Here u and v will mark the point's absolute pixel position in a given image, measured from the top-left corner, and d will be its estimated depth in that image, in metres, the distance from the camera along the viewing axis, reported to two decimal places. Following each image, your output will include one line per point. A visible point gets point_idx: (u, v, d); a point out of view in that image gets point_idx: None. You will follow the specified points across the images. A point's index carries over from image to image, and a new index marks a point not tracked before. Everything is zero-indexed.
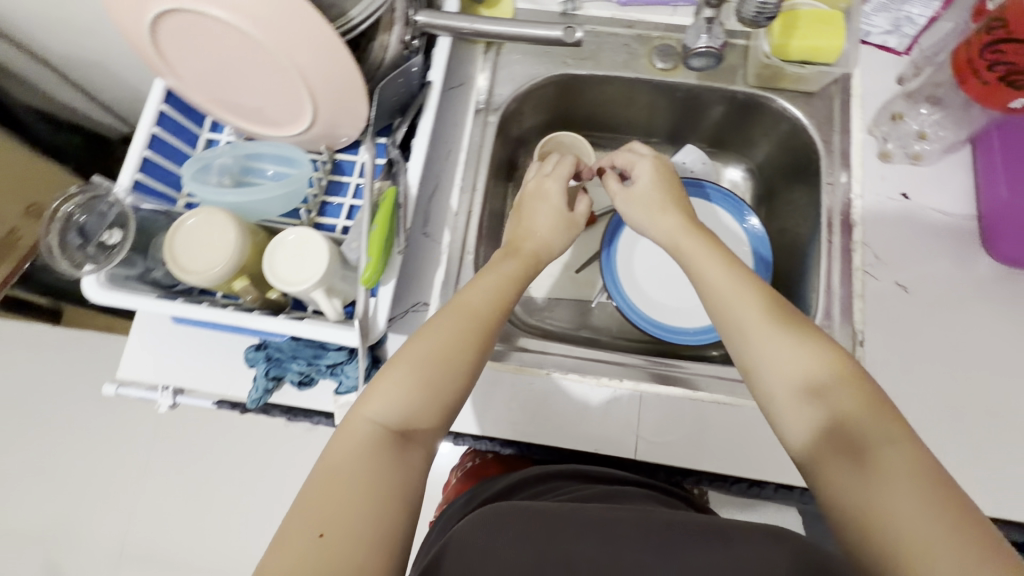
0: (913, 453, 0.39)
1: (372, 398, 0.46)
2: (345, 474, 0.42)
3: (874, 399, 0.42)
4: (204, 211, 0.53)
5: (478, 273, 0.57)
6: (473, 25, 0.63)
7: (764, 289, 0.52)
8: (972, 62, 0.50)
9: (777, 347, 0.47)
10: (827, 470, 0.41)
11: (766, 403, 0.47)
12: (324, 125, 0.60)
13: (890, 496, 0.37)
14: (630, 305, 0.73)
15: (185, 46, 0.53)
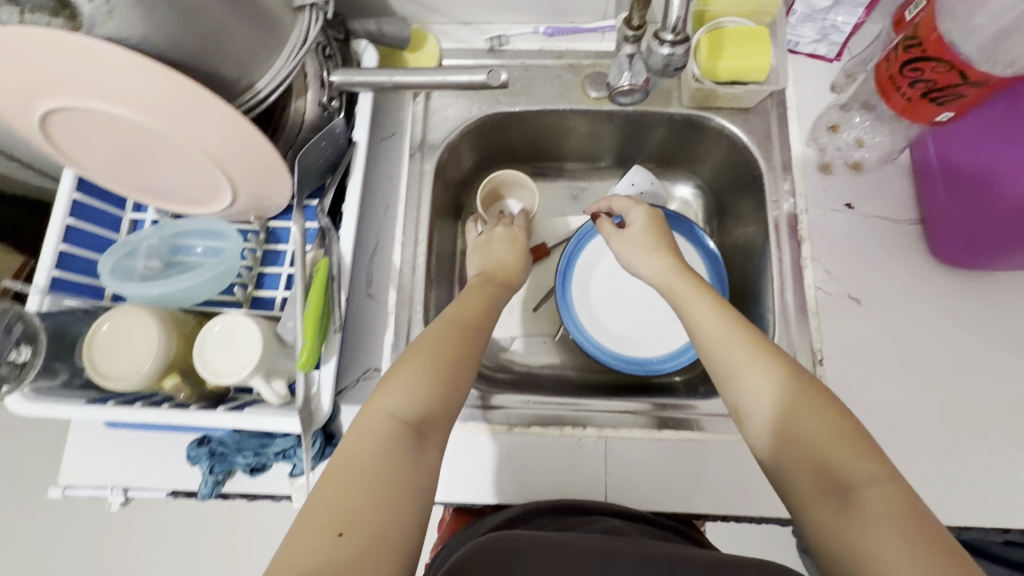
0: (893, 492, 0.40)
1: (389, 395, 0.47)
2: (370, 471, 0.43)
3: (857, 437, 0.43)
4: (120, 310, 0.50)
5: (458, 298, 0.60)
6: (391, 77, 0.59)
7: (749, 327, 0.50)
8: (893, 79, 0.51)
9: (763, 389, 0.46)
10: (817, 511, 0.42)
11: (754, 441, 0.47)
12: (247, 199, 0.57)
13: (875, 536, 0.38)
14: (589, 340, 0.71)
15: (83, 138, 0.50)
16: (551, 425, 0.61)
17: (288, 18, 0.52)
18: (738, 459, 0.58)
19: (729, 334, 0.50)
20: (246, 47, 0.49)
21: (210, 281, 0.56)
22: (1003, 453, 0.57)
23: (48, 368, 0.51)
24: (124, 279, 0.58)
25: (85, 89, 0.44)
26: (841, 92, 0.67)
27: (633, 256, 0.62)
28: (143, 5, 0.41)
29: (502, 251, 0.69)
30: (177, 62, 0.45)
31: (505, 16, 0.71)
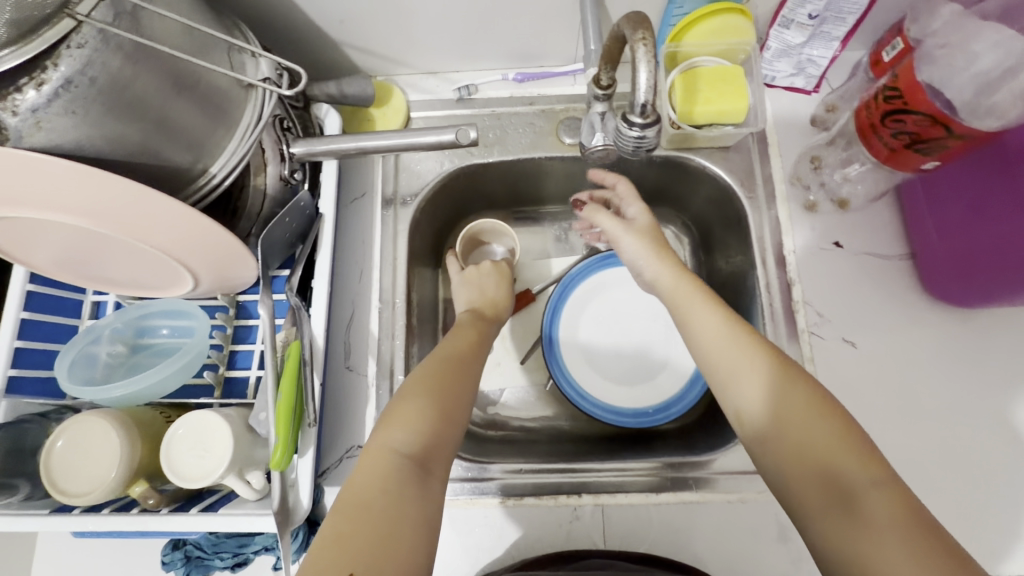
0: (898, 500, 0.38)
1: (391, 428, 0.46)
2: (375, 501, 0.41)
3: (863, 444, 0.41)
4: (72, 423, 0.48)
5: (453, 330, 0.59)
6: (355, 144, 0.56)
7: (752, 331, 0.49)
8: (875, 126, 0.50)
9: (767, 394, 0.45)
10: (824, 519, 0.40)
11: (756, 447, 0.45)
12: (211, 282, 0.54)
13: (885, 546, 0.36)
14: (578, 391, 0.68)
15: (27, 239, 0.47)
16: (547, 494, 0.58)
17: (240, 94, 0.49)
18: (741, 519, 0.56)
19: (733, 341, 0.48)
20: (196, 131, 0.46)
21: (178, 372, 0.53)
22: (1013, 498, 0.55)
23: (8, 484, 0.49)
24: (87, 369, 0.55)
25: (20, 200, 0.41)
26: (823, 125, 0.65)
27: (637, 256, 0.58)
28: (74, 111, 0.38)
29: (490, 286, 0.66)
30: (120, 160, 0.42)
31: (472, 65, 0.69)
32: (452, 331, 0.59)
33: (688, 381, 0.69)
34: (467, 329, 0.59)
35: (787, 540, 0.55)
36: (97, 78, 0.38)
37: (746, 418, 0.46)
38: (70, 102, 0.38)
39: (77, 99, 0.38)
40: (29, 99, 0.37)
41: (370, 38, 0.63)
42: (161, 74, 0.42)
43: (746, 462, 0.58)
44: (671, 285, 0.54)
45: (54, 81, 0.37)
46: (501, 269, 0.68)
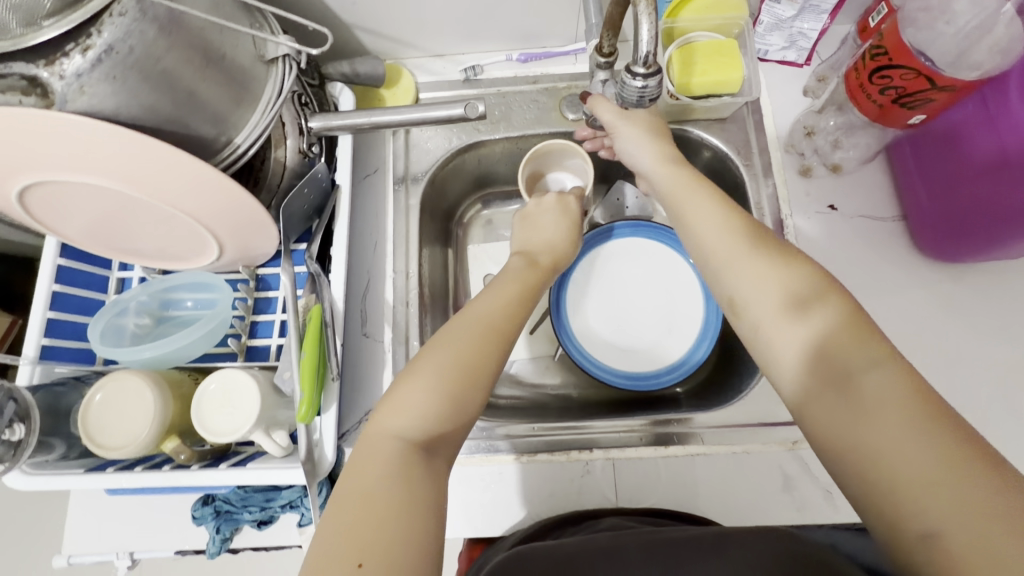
0: (899, 381, 0.38)
1: (395, 413, 0.43)
2: (377, 491, 0.39)
3: (865, 329, 0.41)
4: (109, 380, 0.50)
5: (491, 284, 0.55)
6: (368, 118, 0.59)
7: (764, 232, 0.48)
8: (863, 87, 0.53)
9: (761, 282, 0.45)
10: (813, 406, 0.41)
11: (751, 337, 0.46)
12: (234, 252, 0.57)
13: (881, 434, 0.36)
14: (579, 351, 0.71)
15: (63, 207, 0.50)
16: (557, 451, 0.60)
17: (262, 71, 0.51)
18: (746, 470, 0.58)
19: (732, 234, 0.49)
20: (220, 106, 0.48)
21: (202, 338, 0.55)
22: (1008, 442, 0.57)
23: (47, 442, 0.51)
24: (116, 340, 0.57)
25: (61, 162, 0.43)
26: (814, 95, 0.68)
27: (636, 145, 0.59)
28: (113, 77, 0.41)
29: (548, 226, 0.63)
30: (151, 129, 0.45)
31: (477, 46, 0.72)
32: (489, 285, 0.55)
33: (674, 365, 0.71)
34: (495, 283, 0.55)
35: (791, 489, 0.57)
36: (134, 49, 0.41)
37: (739, 304, 0.47)
38: (111, 68, 0.40)
39: (117, 66, 0.40)
40: (74, 63, 0.39)
41: (380, 21, 0.66)
42: (192, 46, 0.44)
43: (750, 416, 0.60)
44: (672, 181, 0.55)
45: (97, 48, 0.39)
46: (565, 208, 0.65)
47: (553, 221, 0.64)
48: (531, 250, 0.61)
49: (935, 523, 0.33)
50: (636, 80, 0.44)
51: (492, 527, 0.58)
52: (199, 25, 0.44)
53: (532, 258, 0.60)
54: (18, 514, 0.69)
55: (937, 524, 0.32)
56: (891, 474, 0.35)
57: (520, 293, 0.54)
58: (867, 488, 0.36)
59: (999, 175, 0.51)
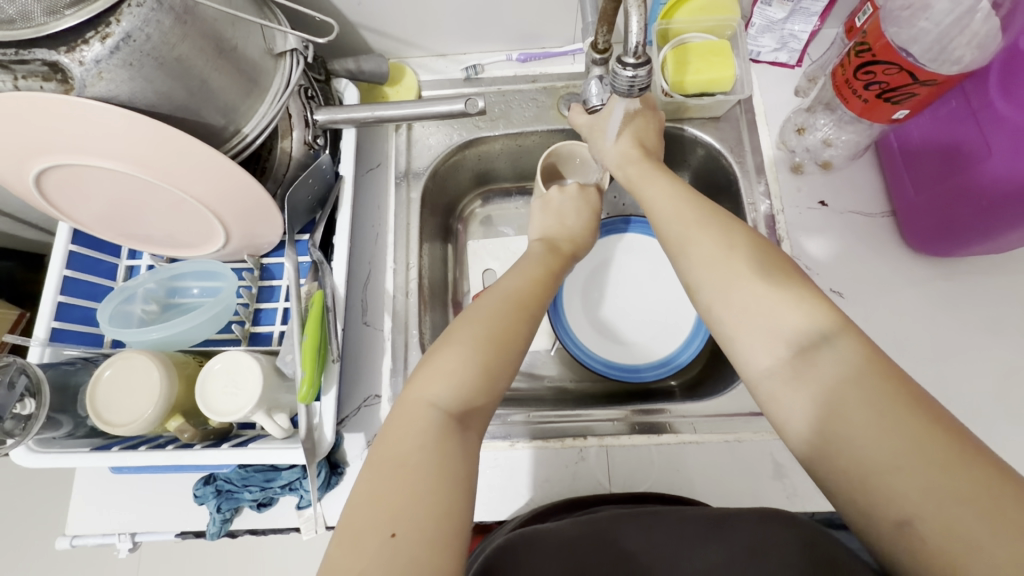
0: (859, 364, 0.38)
1: (435, 379, 0.44)
2: (405, 458, 0.40)
3: (822, 313, 0.41)
4: (118, 358, 0.52)
5: (510, 267, 0.57)
6: (372, 112, 0.61)
7: (729, 227, 0.49)
8: (849, 83, 0.55)
9: (720, 273, 0.46)
10: (777, 393, 0.42)
11: (713, 325, 0.47)
12: (240, 239, 0.59)
13: (845, 422, 0.37)
14: (572, 339, 0.72)
15: (77, 192, 0.52)
16: (552, 438, 0.61)
17: (270, 64, 0.53)
18: (739, 457, 0.59)
19: (695, 225, 0.50)
20: (231, 97, 0.50)
21: (206, 322, 0.56)
22: (995, 433, 0.58)
23: (54, 420, 0.52)
24: (123, 325, 0.58)
25: (80, 146, 0.45)
26: (805, 95, 0.70)
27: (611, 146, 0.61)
28: (131, 64, 0.43)
29: (570, 215, 0.64)
30: (164, 115, 0.47)
31: (478, 47, 0.75)
32: (510, 268, 0.57)
33: (658, 363, 0.71)
34: (513, 269, 0.57)
35: (782, 476, 0.58)
36: (151, 37, 0.43)
37: (699, 293, 0.48)
38: (128, 55, 0.42)
39: (134, 53, 0.42)
40: (94, 50, 0.41)
41: (384, 20, 0.68)
42: (205, 37, 0.46)
43: (742, 405, 0.62)
44: (630, 170, 0.59)
45: (116, 35, 0.41)
46: (588, 199, 0.66)
47: (574, 211, 0.65)
48: (552, 238, 0.62)
49: (908, 512, 0.34)
50: (626, 71, 0.45)
51: (487, 512, 0.59)
52: (212, 16, 0.46)
53: (554, 245, 0.61)
54: (23, 498, 0.71)
55: (908, 510, 0.34)
56: (864, 466, 0.36)
57: (542, 273, 0.56)
58: (839, 480, 0.37)
59: (974, 167, 0.52)
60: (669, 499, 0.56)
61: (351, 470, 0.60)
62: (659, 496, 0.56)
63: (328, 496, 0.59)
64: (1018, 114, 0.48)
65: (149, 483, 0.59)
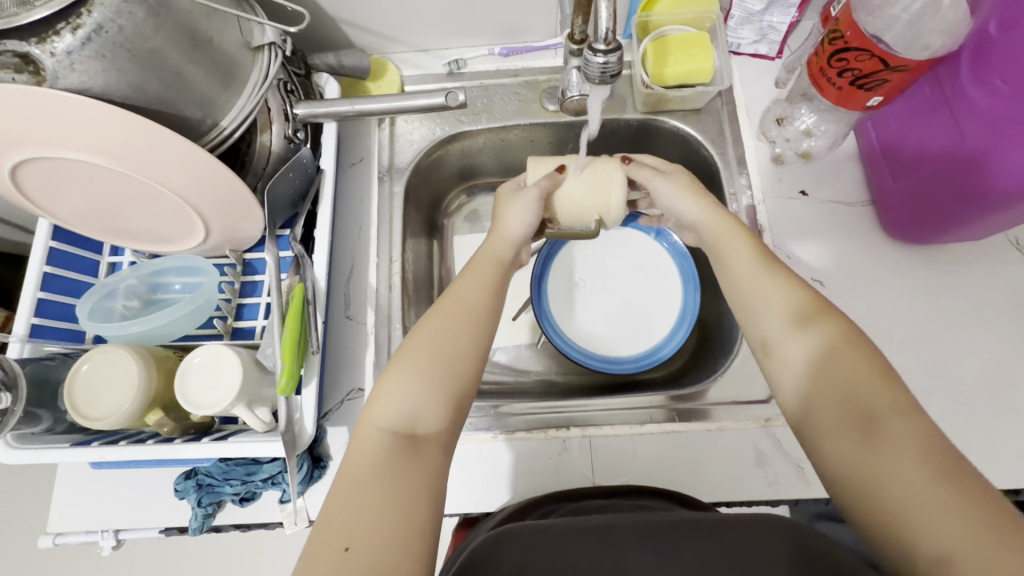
0: (920, 422, 0.39)
1: (378, 404, 0.46)
2: (362, 475, 0.42)
3: (884, 370, 0.42)
4: (97, 352, 0.52)
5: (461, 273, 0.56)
6: (353, 106, 0.61)
7: (791, 274, 0.51)
8: (824, 71, 0.56)
9: (789, 323, 0.47)
10: (832, 441, 0.41)
11: (778, 375, 0.47)
12: (220, 234, 0.59)
13: (898, 468, 0.37)
14: (559, 333, 0.72)
15: (53, 186, 0.52)
16: (534, 429, 0.61)
17: (248, 57, 0.54)
18: (721, 446, 0.60)
19: (764, 277, 0.51)
20: (207, 90, 0.51)
21: (186, 316, 0.56)
22: (975, 419, 0.58)
23: (33, 415, 0.52)
24: (104, 321, 0.58)
25: (53, 138, 0.45)
26: (784, 86, 0.71)
27: (677, 196, 0.58)
28: (103, 55, 0.43)
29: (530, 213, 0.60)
30: (138, 107, 0.47)
31: (460, 41, 0.75)
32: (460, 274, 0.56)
33: (644, 355, 0.71)
34: (468, 272, 0.56)
35: (764, 464, 0.59)
36: (123, 29, 0.43)
37: (771, 344, 0.48)
38: (101, 46, 0.42)
39: (107, 44, 0.42)
40: (66, 42, 0.41)
41: (364, 15, 0.68)
42: (180, 29, 0.46)
43: (723, 395, 0.62)
44: (717, 228, 0.56)
45: (87, 26, 0.41)
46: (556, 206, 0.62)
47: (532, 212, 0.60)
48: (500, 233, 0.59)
49: (942, 548, 0.33)
50: (597, 57, 0.46)
51: (470, 504, 0.59)
52: (187, 9, 0.47)
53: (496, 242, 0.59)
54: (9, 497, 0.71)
55: (949, 549, 0.33)
56: (897, 501, 0.36)
57: (501, 295, 0.55)
58: (873, 516, 0.37)
59: (948, 162, 0.53)
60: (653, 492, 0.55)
61: (333, 464, 0.60)
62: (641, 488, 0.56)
63: (310, 491, 0.59)
64: (988, 99, 0.49)
65: (131, 480, 0.59)
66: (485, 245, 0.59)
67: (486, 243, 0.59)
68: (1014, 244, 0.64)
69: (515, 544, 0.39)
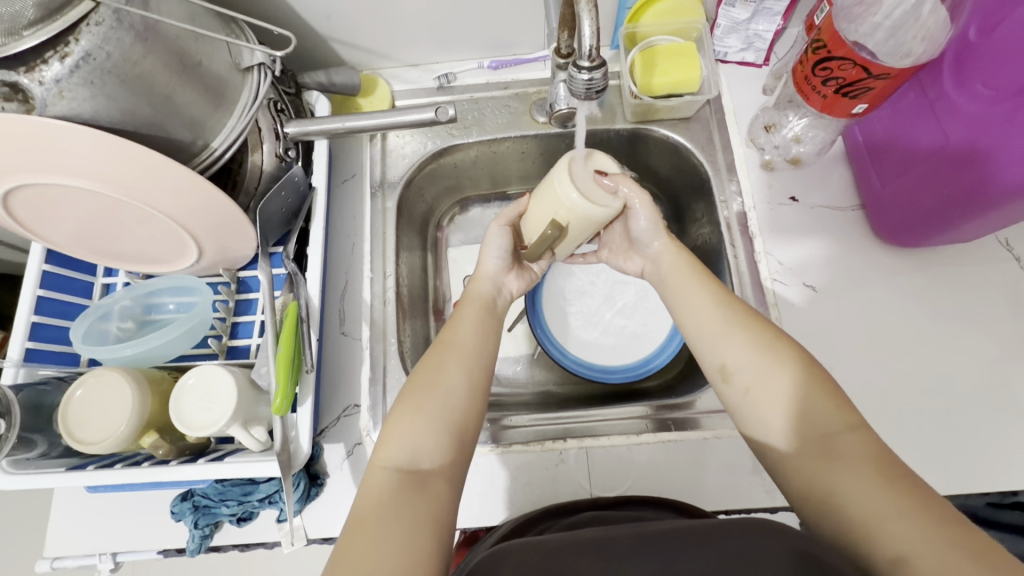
0: (871, 440, 0.41)
1: (387, 443, 0.46)
2: (371, 514, 0.42)
3: (834, 391, 0.44)
4: (90, 377, 0.52)
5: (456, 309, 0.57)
6: (343, 124, 0.61)
7: (736, 299, 0.52)
8: (809, 79, 0.57)
9: (747, 351, 0.47)
10: (796, 465, 0.43)
11: (742, 403, 0.47)
12: (213, 253, 0.59)
13: (856, 486, 0.39)
14: (554, 343, 0.72)
15: (46, 210, 0.52)
16: (531, 442, 0.61)
17: (238, 79, 0.54)
18: (717, 453, 0.60)
19: (720, 305, 0.51)
20: (198, 112, 0.51)
21: (180, 337, 0.56)
22: (971, 421, 0.58)
23: (27, 439, 0.51)
24: (99, 343, 0.58)
25: (44, 165, 0.46)
26: (772, 93, 0.71)
27: (644, 232, 0.57)
28: (91, 82, 0.43)
29: (495, 250, 0.59)
30: (129, 132, 0.48)
31: (450, 55, 0.75)
32: (455, 311, 0.57)
33: (637, 365, 0.71)
34: (460, 312, 0.56)
35: (761, 471, 0.59)
36: (111, 55, 0.43)
37: (730, 370, 0.48)
38: (89, 73, 0.43)
39: (95, 71, 0.43)
40: (54, 70, 0.42)
41: (353, 32, 0.69)
42: (169, 53, 0.47)
43: (719, 402, 0.62)
44: (665, 264, 0.57)
45: (75, 54, 0.42)
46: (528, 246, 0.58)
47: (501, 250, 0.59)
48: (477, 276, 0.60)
49: (908, 555, 0.35)
50: (581, 74, 0.47)
51: (469, 518, 0.59)
52: (175, 34, 0.47)
53: (475, 287, 0.59)
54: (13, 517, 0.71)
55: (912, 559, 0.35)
56: (865, 517, 0.38)
57: (495, 330, 0.56)
58: (844, 531, 0.39)
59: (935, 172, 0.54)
60: (650, 502, 0.55)
61: (331, 481, 0.60)
62: (641, 498, 0.56)
63: (307, 509, 0.59)
64: (971, 103, 0.50)
65: (130, 501, 0.59)
66: (468, 288, 0.60)
67: (468, 286, 0.60)
68: (1005, 245, 0.65)
69: (512, 558, 0.39)
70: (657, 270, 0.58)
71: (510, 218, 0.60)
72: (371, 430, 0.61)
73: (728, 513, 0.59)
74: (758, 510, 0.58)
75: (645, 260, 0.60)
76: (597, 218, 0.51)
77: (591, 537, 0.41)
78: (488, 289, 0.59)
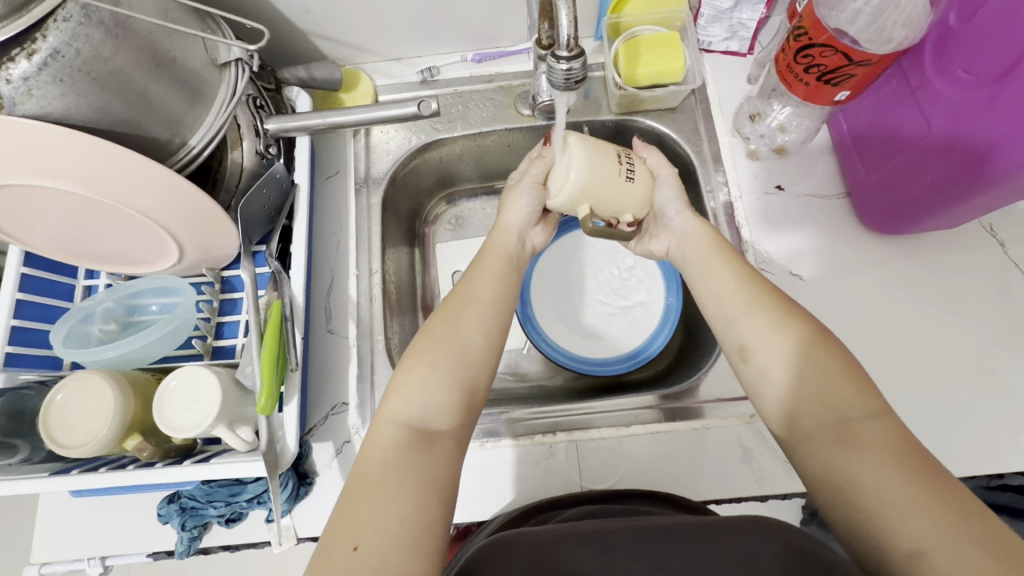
0: (891, 425, 0.41)
1: (394, 397, 0.46)
2: (366, 476, 0.41)
3: (857, 376, 0.44)
4: (71, 380, 0.51)
5: (469, 269, 0.56)
6: (323, 119, 0.60)
7: (760, 278, 0.52)
8: (792, 68, 0.57)
9: (764, 328, 0.48)
10: (810, 447, 0.43)
11: (759, 382, 0.47)
12: (195, 253, 0.58)
13: (868, 466, 0.39)
14: (545, 338, 0.71)
15: (24, 213, 0.51)
16: (522, 435, 0.61)
17: (215, 75, 0.53)
18: (706, 443, 0.60)
19: (742, 283, 0.51)
20: (174, 109, 0.50)
21: (164, 337, 0.56)
22: (956, 407, 0.59)
23: (9, 445, 0.51)
24: (81, 346, 0.57)
25: (14, 166, 0.44)
26: (756, 82, 0.71)
27: (668, 201, 0.58)
28: (61, 80, 0.42)
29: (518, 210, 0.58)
30: (103, 131, 0.47)
31: (432, 49, 0.75)
32: (467, 270, 0.56)
33: (624, 357, 0.71)
34: (475, 269, 0.56)
35: (750, 460, 0.59)
36: (81, 52, 0.42)
37: (750, 351, 0.48)
38: (58, 71, 0.42)
39: (64, 69, 0.42)
40: (21, 68, 0.41)
41: (333, 27, 0.68)
42: (141, 49, 0.46)
43: (708, 393, 0.62)
44: (699, 241, 0.57)
45: (43, 51, 0.41)
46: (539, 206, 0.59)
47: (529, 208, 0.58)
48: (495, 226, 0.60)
49: (924, 549, 0.35)
50: (561, 64, 0.47)
51: (458, 513, 0.59)
52: (147, 29, 0.46)
53: (487, 248, 0.58)
54: (8, 520, 0.72)
55: (923, 545, 0.35)
56: (881, 505, 0.38)
57: (512, 288, 0.55)
58: (856, 519, 0.39)
59: (925, 156, 0.54)
60: (640, 494, 0.56)
61: (320, 480, 0.60)
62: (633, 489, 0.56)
63: (296, 508, 0.59)
64: (953, 89, 0.50)
65: (115, 505, 0.59)
66: (490, 240, 0.59)
67: (491, 238, 0.59)
68: (989, 230, 0.65)
69: (513, 552, 0.39)
70: (681, 239, 0.58)
71: (539, 175, 0.57)
72: (359, 428, 0.61)
73: (718, 503, 0.59)
74: (745, 499, 0.59)
75: (669, 237, 0.60)
76: (564, 204, 0.55)
77: (588, 529, 0.40)
78: (511, 242, 0.59)
